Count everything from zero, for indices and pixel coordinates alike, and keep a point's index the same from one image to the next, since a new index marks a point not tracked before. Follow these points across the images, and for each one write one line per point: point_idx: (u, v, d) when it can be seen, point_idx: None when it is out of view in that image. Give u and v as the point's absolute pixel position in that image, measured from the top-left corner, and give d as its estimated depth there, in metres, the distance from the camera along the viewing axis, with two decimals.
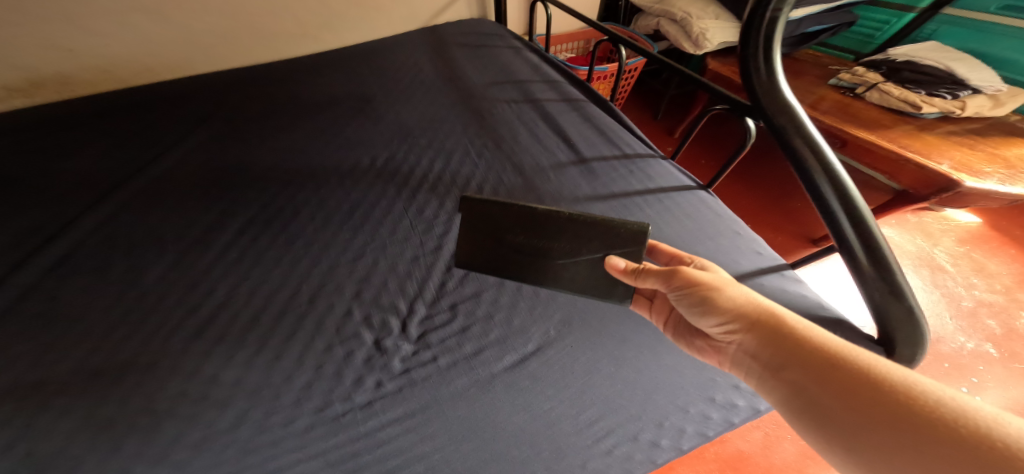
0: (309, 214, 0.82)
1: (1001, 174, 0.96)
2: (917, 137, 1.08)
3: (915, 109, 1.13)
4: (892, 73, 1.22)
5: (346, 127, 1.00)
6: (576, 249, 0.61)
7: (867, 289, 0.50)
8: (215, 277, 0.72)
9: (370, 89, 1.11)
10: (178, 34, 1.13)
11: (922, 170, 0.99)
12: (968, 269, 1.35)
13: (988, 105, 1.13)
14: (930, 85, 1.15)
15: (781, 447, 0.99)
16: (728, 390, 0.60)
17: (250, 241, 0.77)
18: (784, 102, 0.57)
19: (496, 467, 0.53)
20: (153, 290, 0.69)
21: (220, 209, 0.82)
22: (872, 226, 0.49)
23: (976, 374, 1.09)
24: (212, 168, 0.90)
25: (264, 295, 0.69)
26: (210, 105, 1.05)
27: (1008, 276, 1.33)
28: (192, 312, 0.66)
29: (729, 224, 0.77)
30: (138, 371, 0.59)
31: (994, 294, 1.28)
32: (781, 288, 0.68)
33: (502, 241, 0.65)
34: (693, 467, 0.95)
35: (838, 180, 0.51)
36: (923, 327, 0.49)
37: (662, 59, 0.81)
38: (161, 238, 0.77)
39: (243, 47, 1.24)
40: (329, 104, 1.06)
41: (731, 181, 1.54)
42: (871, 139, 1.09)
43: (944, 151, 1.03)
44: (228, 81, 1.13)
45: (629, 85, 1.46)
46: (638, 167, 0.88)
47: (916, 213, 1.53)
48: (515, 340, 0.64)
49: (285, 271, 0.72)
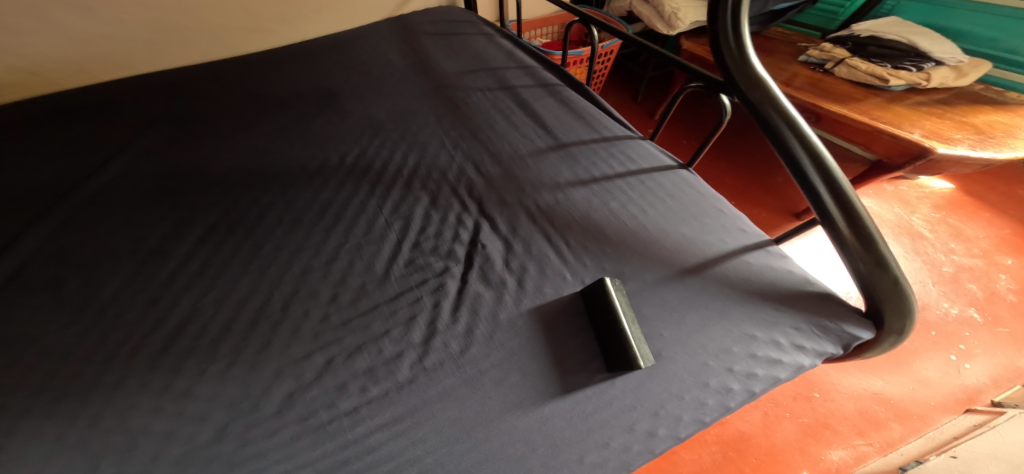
0: (275, 218, 0.78)
1: (972, 140, 0.97)
2: (888, 109, 1.08)
3: (883, 82, 1.14)
4: (857, 48, 1.23)
5: (313, 122, 0.97)
6: (535, 157, 0.86)
7: (853, 262, 0.48)
8: (180, 287, 0.68)
9: (336, 83, 1.08)
10: (115, 31, 1.09)
11: (895, 139, 1.00)
12: (946, 234, 1.37)
13: (953, 75, 1.14)
14: (894, 59, 1.17)
15: (781, 426, 1.01)
16: (723, 374, 0.57)
17: (213, 248, 0.74)
18: (757, 75, 0.57)
19: (492, 468, 0.51)
20: (114, 306, 0.65)
21: (180, 215, 0.79)
22: (852, 197, 0.48)
23: (963, 342, 1.12)
24: (170, 173, 0.86)
25: (234, 304, 0.66)
26: (164, 107, 1.01)
27: (985, 239, 1.35)
28: (158, 323, 0.63)
29: (713, 203, 0.76)
30: (104, 389, 0.56)
31: (974, 258, 1.30)
32: (768, 264, 0.67)
33: (479, 162, 0.87)
34: (696, 452, 0.98)
35: (816, 152, 0.50)
36: (910, 299, 0.50)
37: (639, 41, 0.79)
38: (120, 250, 0.73)
39: (190, 44, 1.20)
40: (293, 101, 1.03)
41: (713, 160, 1.53)
42: (844, 112, 1.09)
43: (915, 121, 1.03)
44: (179, 81, 1.09)
45: (606, 68, 1.45)
46: (618, 149, 0.87)
47: (893, 183, 1.55)
48: (501, 334, 0.62)
49: (256, 276, 0.69)
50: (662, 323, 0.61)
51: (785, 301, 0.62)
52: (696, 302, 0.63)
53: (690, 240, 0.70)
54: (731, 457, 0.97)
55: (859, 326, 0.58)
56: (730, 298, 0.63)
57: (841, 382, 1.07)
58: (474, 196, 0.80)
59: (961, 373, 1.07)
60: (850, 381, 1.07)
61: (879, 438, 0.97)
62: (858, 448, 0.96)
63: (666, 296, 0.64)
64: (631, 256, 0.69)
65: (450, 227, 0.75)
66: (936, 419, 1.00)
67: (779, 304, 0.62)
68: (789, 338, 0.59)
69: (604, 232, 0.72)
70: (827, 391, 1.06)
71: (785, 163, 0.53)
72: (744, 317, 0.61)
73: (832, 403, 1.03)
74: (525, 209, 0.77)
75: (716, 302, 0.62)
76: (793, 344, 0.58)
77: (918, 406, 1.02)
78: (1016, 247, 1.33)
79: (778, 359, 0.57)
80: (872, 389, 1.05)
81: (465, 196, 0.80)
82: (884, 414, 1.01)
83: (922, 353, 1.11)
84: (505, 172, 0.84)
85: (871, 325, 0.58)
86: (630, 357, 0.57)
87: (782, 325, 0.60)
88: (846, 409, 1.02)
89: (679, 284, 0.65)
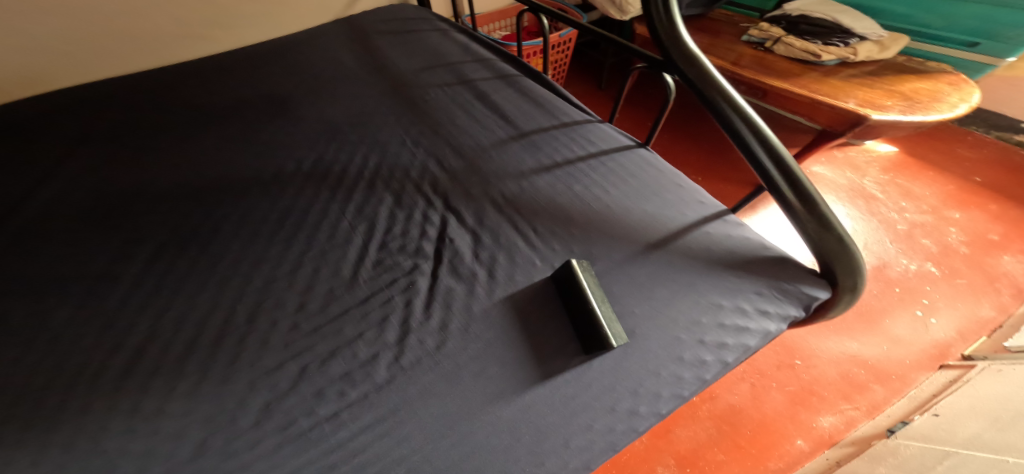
0: (232, 229, 0.77)
1: (901, 106, 1.03)
2: (824, 82, 1.13)
3: (816, 58, 1.18)
4: (790, 28, 1.28)
5: (264, 129, 0.96)
6: (498, 147, 0.87)
7: (800, 224, 0.51)
8: (137, 308, 0.66)
9: (286, 88, 1.07)
10: (29, 44, 1.06)
11: (833, 109, 1.05)
12: (897, 195, 1.43)
13: (877, 48, 1.19)
14: (823, 36, 1.22)
15: (769, 396, 1.04)
16: (695, 346, 0.58)
17: (167, 265, 0.72)
18: (692, 54, 0.59)
19: (479, 460, 0.51)
20: (69, 333, 0.63)
21: (129, 234, 0.76)
22: (791, 163, 0.51)
23: (926, 296, 1.18)
24: (117, 192, 0.84)
25: (196, 321, 0.64)
26: (103, 125, 0.98)
27: (932, 197, 1.42)
28: (117, 347, 0.61)
29: (672, 179, 0.78)
30: (68, 418, 0.54)
31: (924, 215, 1.37)
32: (726, 233, 0.69)
33: (442, 157, 0.87)
34: (691, 427, 1.00)
35: (753, 123, 0.53)
36: (856, 255, 0.52)
37: (593, 29, 0.80)
38: (72, 275, 0.71)
39: (116, 54, 1.18)
40: (242, 109, 1.02)
41: (677, 140, 1.57)
42: (785, 87, 1.14)
43: (849, 92, 1.09)
44: (113, 94, 1.06)
45: (566, 58, 1.47)
46: (578, 133, 0.88)
47: (842, 149, 1.61)
48: (476, 326, 0.63)
49: (217, 291, 0.68)
50: (631, 302, 0.63)
51: (747, 268, 0.64)
52: (663, 276, 0.64)
53: (653, 216, 0.72)
54: (726, 431, 0.99)
55: (816, 287, 0.61)
56: (693, 270, 0.64)
57: (821, 347, 1.11)
58: (440, 191, 0.80)
59: (929, 329, 1.12)
60: (828, 346, 1.12)
61: (864, 401, 1.01)
62: (846, 413, 1.00)
63: (635, 273, 0.65)
64: (597, 237, 0.70)
65: (417, 224, 0.75)
66: (915, 378, 1.04)
67: (741, 272, 0.64)
68: (753, 304, 0.61)
69: (570, 216, 0.73)
70: (808, 357, 1.10)
71: (729, 136, 0.55)
72: (709, 287, 0.63)
73: (815, 369, 1.07)
74: (491, 200, 0.77)
75: (681, 275, 0.64)
76: (757, 310, 0.60)
77: (896, 366, 1.06)
78: (961, 202, 1.40)
79: (745, 326, 0.59)
80: (850, 352, 1.09)
81: (429, 193, 0.81)
82: (865, 376, 1.05)
83: (891, 311, 1.16)
84: (469, 166, 0.84)
85: (826, 284, 0.61)
86: (603, 337, 0.58)
87: (745, 292, 0.62)
88: (829, 374, 1.06)
89: (645, 260, 0.66)
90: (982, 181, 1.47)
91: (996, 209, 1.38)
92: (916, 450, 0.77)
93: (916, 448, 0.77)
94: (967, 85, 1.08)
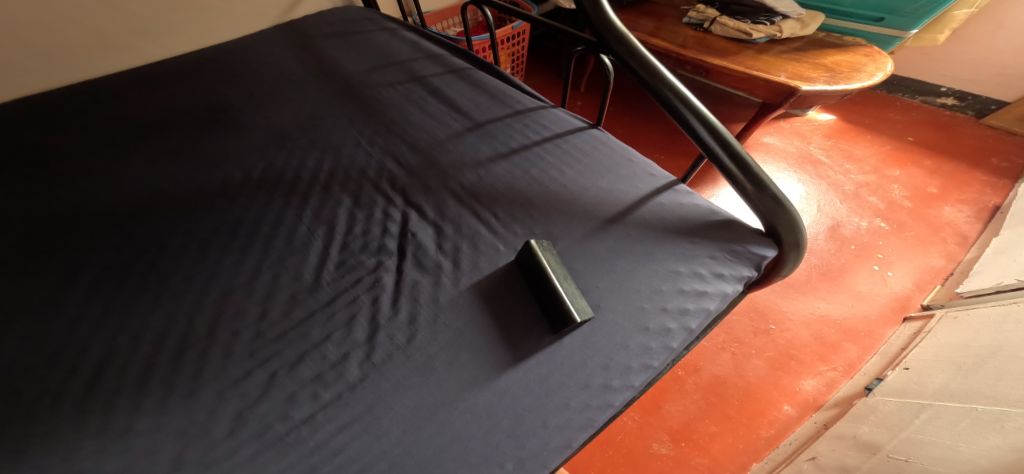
0: (182, 243, 0.76)
1: (827, 77, 1.09)
2: (759, 59, 1.18)
3: (748, 36, 1.24)
4: (723, 9, 1.33)
5: (207, 141, 0.94)
6: (455, 138, 0.88)
7: (739, 186, 0.53)
8: (90, 332, 0.64)
9: (228, 97, 1.05)
10: None
11: (769, 83, 1.10)
12: (840, 158, 1.50)
13: (799, 26, 1.26)
14: (752, 15, 1.27)
15: (751, 364, 1.08)
16: (659, 315, 0.61)
17: (116, 287, 0.70)
18: (622, 34, 0.62)
19: (458, 448, 0.53)
20: (16, 365, 0.61)
21: (75, 258, 0.74)
22: (722, 130, 0.54)
23: (880, 251, 1.24)
24: (59, 216, 0.81)
25: (152, 339, 0.63)
26: (35, 147, 0.94)
27: (872, 157, 1.50)
28: (71, 373, 0.60)
29: (624, 156, 0.81)
30: (26, 450, 0.53)
31: (867, 175, 1.44)
32: (677, 202, 0.72)
33: (400, 155, 0.87)
34: (680, 402, 1.03)
35: (682, 95, 0.56)
36: (793, 212, 0.56)
37: (533, 18, 0.82)
38: (15, 307, 0.68)
39: (36, 70, 1.14)
40: (182, 121, 1.00)
41: (635, 122, 1.60)
42: (724, 64, 1.18)
43: (781, 66, 1.14)
44: (43, 115, 1.02)
45: (522, 52, 1.51)
46: (532, 119, 0.90)
47: (788, 120, 1.67)
48: (444, 315, 0.64)
49: (171, 308, 0.67)
50: (593, 280, 0.64)
51: (700, 234, 0.67)
52: (622, 249, 0.67)
53: (608, 193, 0.74)
54: (714, 402, 1.03)
55: (763, 246, 0.64)
56: (650, 241, 0.67)
57: (792, 310, 1.16)
58: (398, 188, 0.81)
59: (887, 282, 1.18)
60: (799, 308, 1.17)
61: (840, 361, 1.06)
62: (825, 374, 1.05)
63: (594, 248, 0.67)
64: (556, 217, 0.72)
65: (378, 222, 0.76)
66: (882, 333, 1.09)
67: (695, 238, 0.67)
68: (708, 268, 0.64)
69: (529, 199, 0.75)
70: (781, 321, 1.15)
71: (665, 109, 0.58)
72: (667, 256, 0.65)
73: (788, 332, 1.12)
74: (450, 192, 0.78)
75: (639, 245, 0.67)
76: (713, 273, 0.63)
77: (863, 322, 1.12)
78: (899, 159, 1.48)
79: (704, 290, 0.62)
80: (819, 312, 1.15)
81: (388, 190, 0.81)
82: (836, 335, 1.10)
83: (851, 268, 1.22)
84: (427, 162, 0.84)
85: (772, 242, 0.64)
86: (567, 315, 0.59)
87: (700, 257, 0.65)
88: (802, 336, 1.11)
89: (604, 235, 0.69)
90: (915, 140, 1.56)
91: (931, 165, 1.46)
92: (894, 405, 0.81)
93: (893, 404, 0.82)
94: (880, 55, 1.15)
